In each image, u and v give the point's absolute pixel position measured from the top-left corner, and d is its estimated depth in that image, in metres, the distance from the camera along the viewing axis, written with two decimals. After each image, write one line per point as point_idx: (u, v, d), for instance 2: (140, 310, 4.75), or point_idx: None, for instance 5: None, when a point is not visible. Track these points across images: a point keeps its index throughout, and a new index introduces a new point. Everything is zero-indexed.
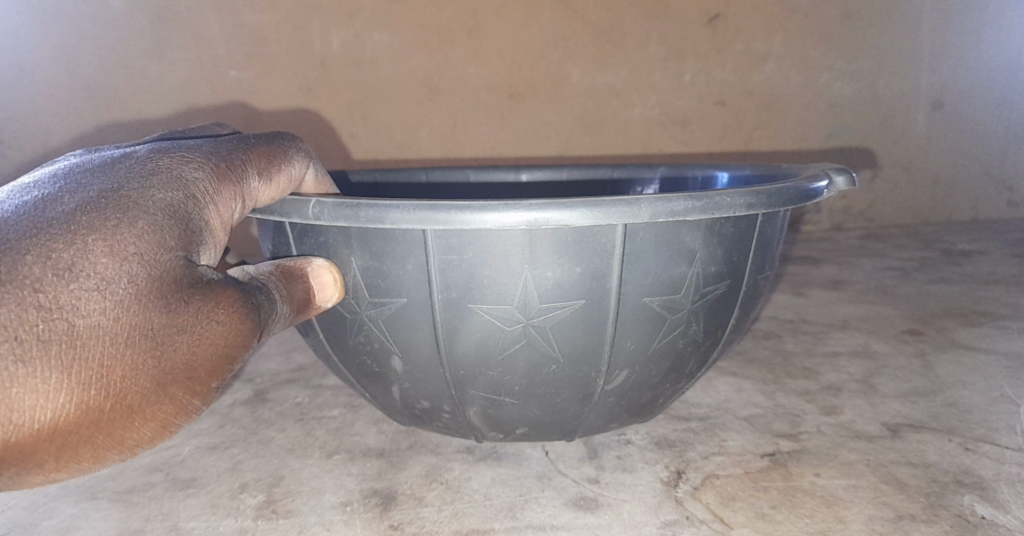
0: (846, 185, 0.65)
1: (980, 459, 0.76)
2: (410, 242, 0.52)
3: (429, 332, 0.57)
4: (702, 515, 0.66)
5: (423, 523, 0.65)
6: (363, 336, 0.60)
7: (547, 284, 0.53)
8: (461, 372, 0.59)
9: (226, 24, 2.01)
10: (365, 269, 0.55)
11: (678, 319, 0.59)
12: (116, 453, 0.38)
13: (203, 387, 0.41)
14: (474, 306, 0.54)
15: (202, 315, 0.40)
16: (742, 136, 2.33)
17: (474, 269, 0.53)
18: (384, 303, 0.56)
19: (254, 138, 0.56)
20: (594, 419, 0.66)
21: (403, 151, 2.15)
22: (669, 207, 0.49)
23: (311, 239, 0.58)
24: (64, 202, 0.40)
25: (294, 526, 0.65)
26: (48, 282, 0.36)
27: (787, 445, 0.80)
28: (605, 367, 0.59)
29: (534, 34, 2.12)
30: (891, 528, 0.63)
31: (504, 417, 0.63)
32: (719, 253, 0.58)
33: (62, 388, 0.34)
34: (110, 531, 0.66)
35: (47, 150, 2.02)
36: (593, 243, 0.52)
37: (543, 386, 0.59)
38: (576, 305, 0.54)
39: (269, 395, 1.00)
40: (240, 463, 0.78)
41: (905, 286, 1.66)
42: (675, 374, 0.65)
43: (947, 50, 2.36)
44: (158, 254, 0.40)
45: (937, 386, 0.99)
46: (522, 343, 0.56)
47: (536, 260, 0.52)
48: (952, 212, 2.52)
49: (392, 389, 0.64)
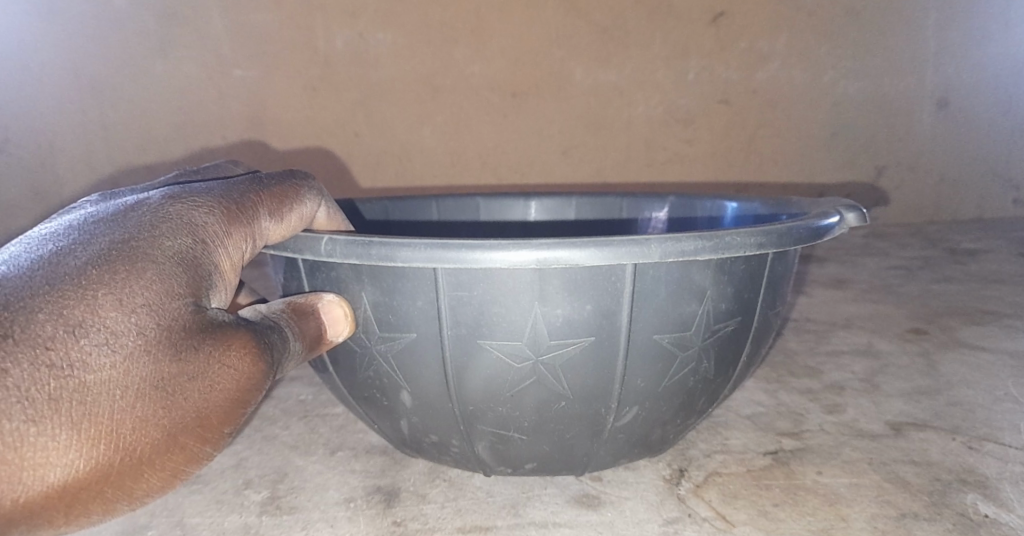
0: (857, 221, 0.64)
1: (983, 458, 0.76)
2: (420, 279, 0.53)
3: (439, 367, 0.57)
4: (704, 513, 0.66)
5: (425, 520, 0.65)
6: (373, 370, 0.61)
7: (556, 321, 0.53)
8: (470, 407, 0.58)
9: (230, 23, 2.03)
10: (374, 305, 0.56)
11: (688, 355, 0.59)
12: (125, 503, 0.37)
13: (215, 434, 0.40)
14: (485, 342, 0.54)
15: (213, 361, 0.39)
16: (745, 136, 2.32)
17: (483, 305, 0.53)
18: (393, 338, 0.57)
19: (266, 176, 0.56)
20: (603, 455, 0.65)
21: (405, 150, 2.16)
22: (679, 248, 0.49)
23: (322, 273, 0.58)
24: (74, 255, 0.39)
25: (298, 522, 0.65)
26: (58, 339, 0.35)
27: (789, 443, 0.81)
28: (614, 403, 0.59)
29: (538, 33, 2.11)
30: (894, 526, 0.63)
31: (512, 452, 0.63)
32: (729, 290, 0.58)
33: (71, 446, 0.34)
34: (117, 526, 0.66)
35: (53, 149, 2.06)
36: (603, 280, 0.52)
37: (552, 422, 0.59)
38: (587, 343, 0.54)
39: (275, 391, 1.01)
40: (244, 460, 0.79)
41: (908, 285, 1.65)
42: (686, 410, 0.65)
43: (954, 48, 2.35)
44: (166, 302, 0.39)
45: (940, 386, 0.99)
46: (531, 380, 0.56)
47: (546, 296, 0.52)
48: (957, 211, 2.51)
49: (400, 422, 0.64)
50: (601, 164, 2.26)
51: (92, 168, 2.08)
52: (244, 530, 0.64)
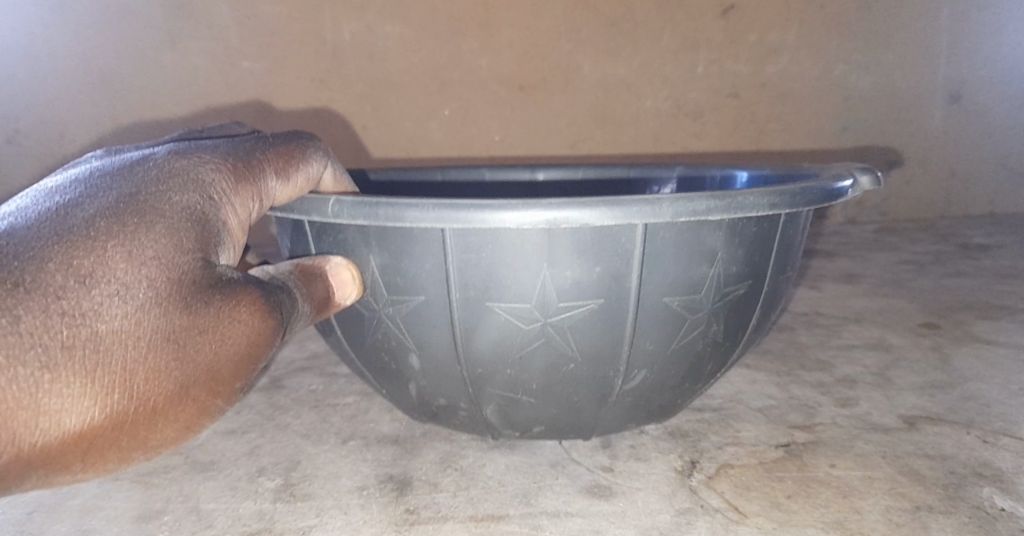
0: (870, 185, 0.64)
1: (998, 452, 0.75)
2: (429, 240, 0.52)
3: (446, 329, 0.56)
4: (716, 504, 0.66)
5: (437, 508, 0.65)
6: (381, 333, 0.60)
7: (565, 283, 0.53)
8: (479, 370, 0.58)
9: (239, 16, 2.03)
10: (383, 267, 0.56)
11: (698, 319, 0.58)
12: (140, 453, 0.38)
13: (227, 388, 0.40)
14: (493, 304, 0.54)
15: (223, 315, 0.38)
16: (755, 130, 2.30)
17: (492, 266, 0.52)
18: (403, 301, 0.56)
19: (273, 136, 0.55)
20: (612, 419, 0.66)
21: (414, 143, 2.15)
22: (690, 207, 0.48)
23: (330, 237, 0.58)
24: (82, 209, 0.39)
25: (312, 509, 0.65)
26: (70, 289, 0.35)
27: (801, 436, 0.80)
28: (623, 367, 0.59)
29: (546, 26, 2.10)
30: (909, 518, 0.62)
31: (522, 416, 0.63)
32: (741, 253, 0.57)
33: (86, 394, 0.34)
34: (131, 512, 0.66)
35: (61, 141, 2.07)
36: (612, 242, 0.52)
37: (561, 386, 0.59)
38: (596, 305, 0.54)
39: (285, 381, 1.01)
40: (257, 448, 0.79)
41: (920, 280, 1.64)
42: (694, 376, 0.64)
43: (968, 42, 2.32)
44: (176, 256, 0.39)
45: (953, 380, 0.98)
46: (540, 341, 0.56)
47: (555, 257, 0.52)
48: (968, 206, 2.49)
49: (409, 387, 0.65)
50: (609, 157, 2.25)
51: None
52: (259, 517, 0.64)
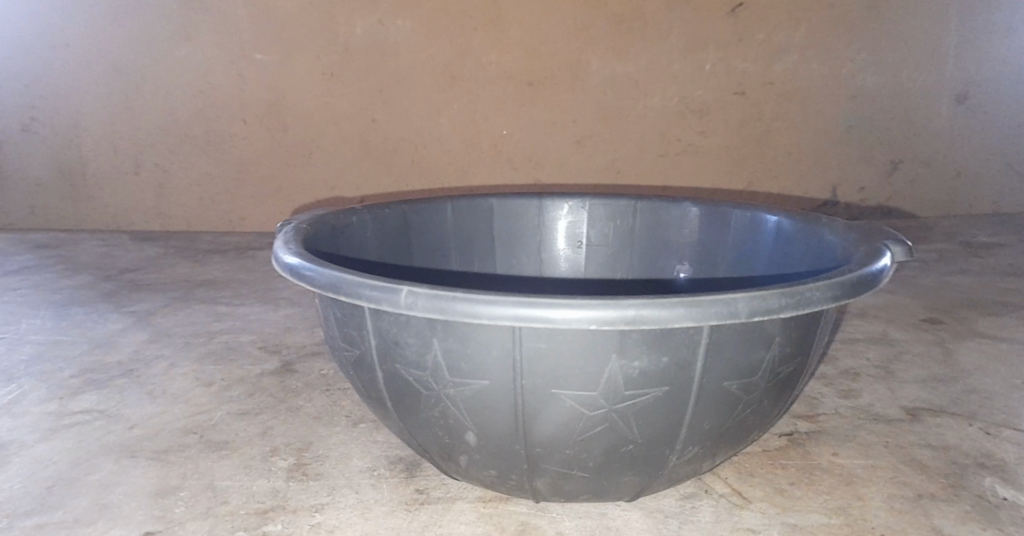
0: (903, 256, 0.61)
1: (1001, 444, 0.76)
2: (496, 330, 0.47)
3: (508, 415, 0.51)
4: (721, 489, 0.67)
5: (448, 488, 0.66)
6: (438, 411, 0.54)
7: (632, 373, 0.47)
8: (537, 449, 0.53)
9: (250, 8, 2.04)
10: (446, 351, 0.49)
11: (752, 398, 0.54)
12: None
13: None
14: (560, 393, 0.49)
15: None
16: (761, 127, 2.31)
17: (557, 357, 0.47)
18: (464, 383, 0.50)
19: None
20: (660, 484, 0.61)
21: (421, 136, 2.16)
22: (765, 305, 0.43)
23: (389, 316, 0.51)
24: None
25: (324, 488, 0.67)
26: None
27: (805, 425, 0.81)
28: (679, 444, 0.54)
29: (554, 21, 2.11)
30: (912, 506, 0.63)
31: (573, 488, 0.57)
32: (794, 333, 0.53)
33: None
34: (149, 486, 0.67)
35: (72, 128, 2.15)
36: (680, 334, 0.46)
37: (617, 463, 0.54)
38: (661, 393, 0.49)
39: (296, 366, 1.02)
40: (270, 429, 0.80)
41: (924, 276, 1.65)
42: (742, 443, 0.60)
43: (975, 42, 2.32)
44: None
45: (957, 374, 0.99)
46: (602, 426, 0.51)
47: (625, 347, 0.46)
48: (971, 205, 2.50)
49: (449, 456, 0.59)
50: (615, 154, 2.25)
51: (115, 149, 2.16)
52: (273, 494, 0.65)
